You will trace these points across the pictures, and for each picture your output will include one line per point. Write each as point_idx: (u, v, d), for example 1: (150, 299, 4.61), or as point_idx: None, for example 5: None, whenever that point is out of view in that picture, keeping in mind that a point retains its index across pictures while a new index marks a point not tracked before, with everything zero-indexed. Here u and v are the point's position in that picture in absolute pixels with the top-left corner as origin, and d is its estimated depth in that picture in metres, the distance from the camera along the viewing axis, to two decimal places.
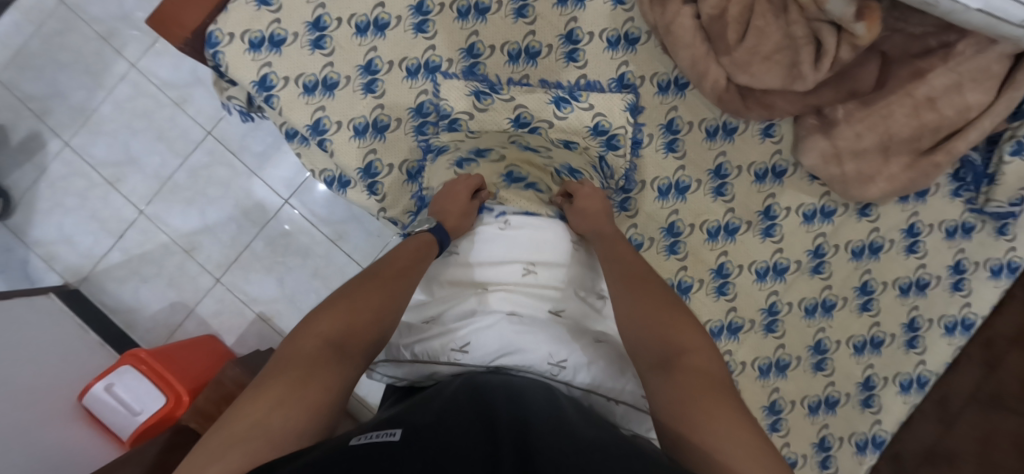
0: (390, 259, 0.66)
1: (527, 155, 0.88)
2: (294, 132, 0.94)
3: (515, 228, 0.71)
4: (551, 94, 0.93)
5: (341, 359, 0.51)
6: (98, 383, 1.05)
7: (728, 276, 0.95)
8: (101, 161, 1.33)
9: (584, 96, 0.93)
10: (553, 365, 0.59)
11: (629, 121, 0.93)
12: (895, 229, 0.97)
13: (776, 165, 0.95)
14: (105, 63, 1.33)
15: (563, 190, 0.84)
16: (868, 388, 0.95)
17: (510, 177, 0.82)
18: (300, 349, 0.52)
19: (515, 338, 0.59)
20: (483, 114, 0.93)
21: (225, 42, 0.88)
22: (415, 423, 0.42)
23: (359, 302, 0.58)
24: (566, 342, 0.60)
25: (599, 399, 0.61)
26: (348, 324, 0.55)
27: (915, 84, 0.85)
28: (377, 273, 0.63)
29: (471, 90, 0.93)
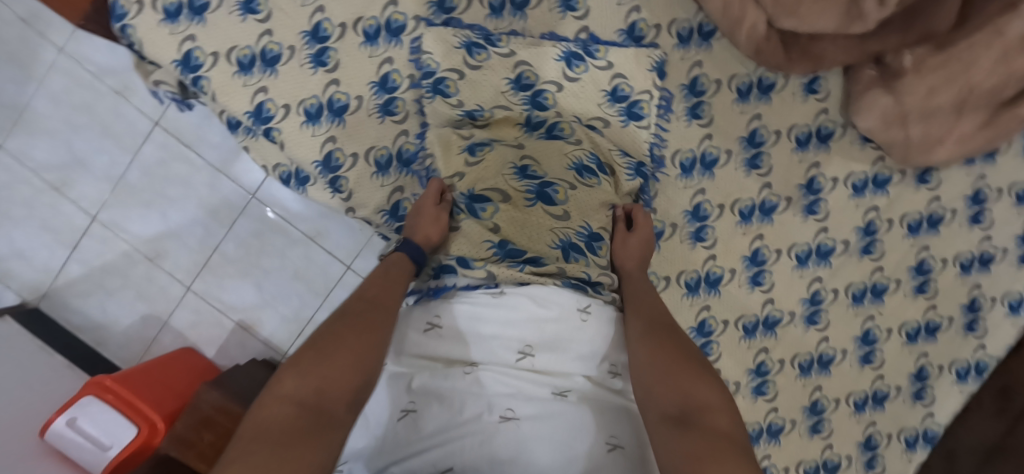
0: (369, 297, 0.60)
1: (533, 217, 0.73)
2: (237, 121, 0.76)
3: (510, 300, 0.59)
4: (561, 47, 0.73)
5: (323, 425, 0.44)
6: (59, 417, 0.92)
7: (764, 264, 0.81)
8: (42, 164, 1.15)
9: (601, 51, 0.73)
10: None
11: (656, 84, 0.75)
12: (959, 197, 0.82)
13: (821, 127, 0.79)
14: (31, 51, 1.12)
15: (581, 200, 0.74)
16: (920, 379, 0.84)
17: (524, 173, 0.75)
18: (268, 417, 0.44)
19: (505, 455, 0.48)
20: (477, 73, 0.73)
21: (134, 13, 0.69)
22: None
23: (333, 350, 0.51)
24: (570, 458, 0.49)
25: None
26: (326, 381, 0.48)
27: (1005, 18, 0.68)
28: (364, 311, 0.57)
29: (461, 42, 0.73)
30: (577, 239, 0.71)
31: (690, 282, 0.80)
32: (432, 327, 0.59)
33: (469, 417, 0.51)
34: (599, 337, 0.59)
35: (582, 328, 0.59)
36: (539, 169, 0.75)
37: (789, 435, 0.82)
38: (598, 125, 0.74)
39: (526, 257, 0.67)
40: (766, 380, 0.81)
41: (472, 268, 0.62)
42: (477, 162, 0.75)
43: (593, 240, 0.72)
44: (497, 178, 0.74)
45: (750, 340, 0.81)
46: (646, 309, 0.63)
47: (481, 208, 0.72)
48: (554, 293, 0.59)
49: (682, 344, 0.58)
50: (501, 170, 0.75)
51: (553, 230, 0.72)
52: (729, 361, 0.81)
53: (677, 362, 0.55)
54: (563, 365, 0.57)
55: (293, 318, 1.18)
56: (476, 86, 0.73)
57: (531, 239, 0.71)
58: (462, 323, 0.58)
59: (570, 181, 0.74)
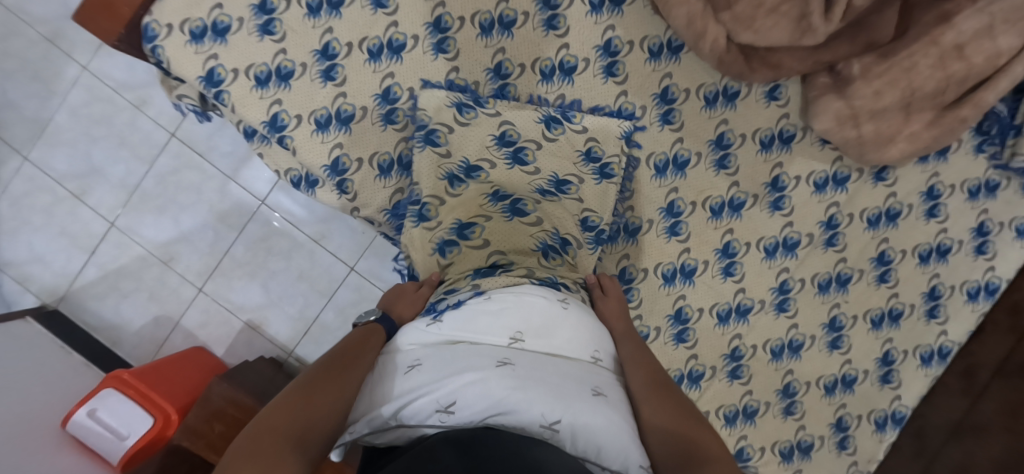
0: (347, 346, 0.62)
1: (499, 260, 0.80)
2: (253, 130, 0.86)
3: (500, 296, 0.63)
4: (542, 112, 0.81)
5: (296, 449, 0.46)
6: (81, 409, 0.99)
7: (735, 255, 0.88)
8: (63, 174, 1.24)
9: (578, 117, 0.82)
10: (545, 428, 0.48)
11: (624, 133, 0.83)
12: (915, 193, 0.89)
13: (784, 130, 0.87)
14: (55, 68, 1.21)
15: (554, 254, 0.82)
16: (887, 363, 0.90)
17: (497, 241, 0.81)
18: (249, 446, 0.44)
19: (502, 393, 0.49)
20: (465, 129, 0.79)
21: (164, 35, 0.78)
22: None
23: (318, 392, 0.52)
24: (562, 397, 0.50)
25: (598, 468, 0.50)
26: (304, 418, 0.49)
27: (940, 29, 0.76)
28: (344, 356, 0.59)
29: (451, 101, 0.79)
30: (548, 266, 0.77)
31: (667, 273, 0.87)
32: (433, 322, 0.61)
33: (466, 367, 0.52)
34: (580, 324, 0.63)
35: (564, 315, 0.63)
36: (512, 235, 0.81)
37: (764, 417, 0.88)
38: (573, 179, 0.81)
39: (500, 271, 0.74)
40: (740, 365, 0.88)
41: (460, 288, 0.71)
42: (454, 230, 0.81)
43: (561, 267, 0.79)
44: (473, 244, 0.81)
45: (724, 327, 0.88)
46: (640, 356, 0.68)
47: (470, 230, 0.81)
48: (535, 288, 0.65)
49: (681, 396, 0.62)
50: (477, 240, 0.81)
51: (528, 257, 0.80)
52: (704, 346, 0.87)
53: (681, 410, 0.59)
54: (553, 347, 0.59)
55: (299, 319, 1.25)
56: (461, 141, 0.80)
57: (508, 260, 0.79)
58: (458, 318, 0.60)
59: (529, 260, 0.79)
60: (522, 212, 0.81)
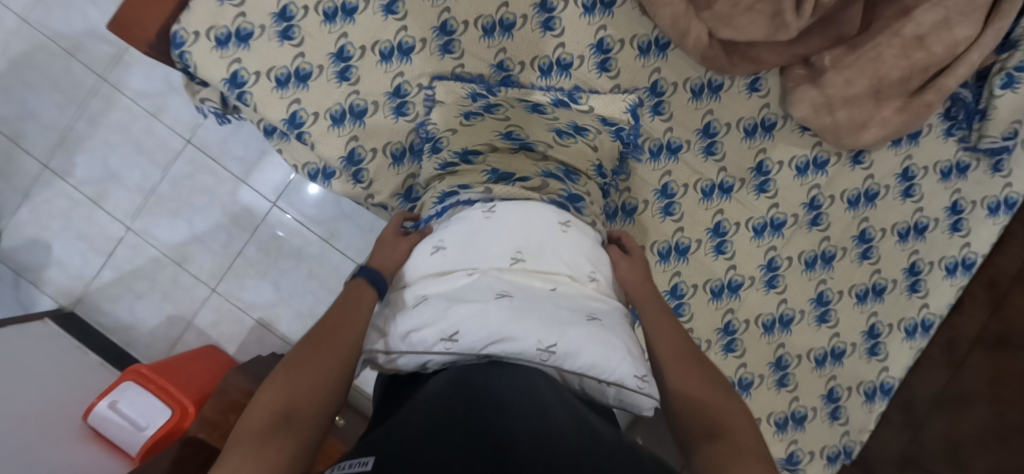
0: (323, 329, 0.56)
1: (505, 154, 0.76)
2: (273, 128, 0.92)
3: (504, 214, 0.62)
4: (551, 96, 0.89)
5: (293, 428, 0.45)
6: (102, 400, 1.03)
7: (725, 235, 0.93)
8: (82, 179, 1.30)
9: (584, 99, 0.90)
10: (542, 351, 0.50)
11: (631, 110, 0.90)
12: (890, 175, 0.95)
13: (765, 119, 0.93)
14: (76, 80, 1.29)
15: (565, 152, 0.78)
16: (873, 336, 0.94)
17: (508, 136, 0.77)
18: (247, 427, 0.45)
19: (500, 322, 0.51)
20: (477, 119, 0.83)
21: (191, 42, 0.86)
22: (391, 450, 0.36)
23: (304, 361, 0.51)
24: (556, 324, 0.52)
25: (591, 381, 0.54)
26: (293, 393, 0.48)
27: (901, 22, 0.83)
28: (315, 342, 0.54)
29: (468, 92, 0.88)
30: (557, 172, 0.74)
31: (662, 251, 0.93)
32: (437, 249, 0.62)
33: (467, 300, 0.54)
34: (580, 244, 0.63)
35: (563, 236, 0.61)
36: (521, 133, 0.78)
37: (758, 389, 0.93)
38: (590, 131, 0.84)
39: (517, 176, 0.70)
40: (734, 339, 0.93)
41: (471, 188, 0.68)
42: (468, 124, 0.82)
43: (571, 174, 0.75)
44: (484, 135, 0.78)
45: (717, 301, 0.93)
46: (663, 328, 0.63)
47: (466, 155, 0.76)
48: (538, 205, 0.63)
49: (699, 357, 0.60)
50: (487, 131, 0.79)
51: (536, 165, 0.73)
52: (699, 320, 0.93)
53: (688, 374, 0.57)
54: (552, 267, 0.59)
55: (309, 316, 1.29)
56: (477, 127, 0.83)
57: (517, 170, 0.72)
58: (461, 235, 0.61)
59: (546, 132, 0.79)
60: (533, 120, 0.82)
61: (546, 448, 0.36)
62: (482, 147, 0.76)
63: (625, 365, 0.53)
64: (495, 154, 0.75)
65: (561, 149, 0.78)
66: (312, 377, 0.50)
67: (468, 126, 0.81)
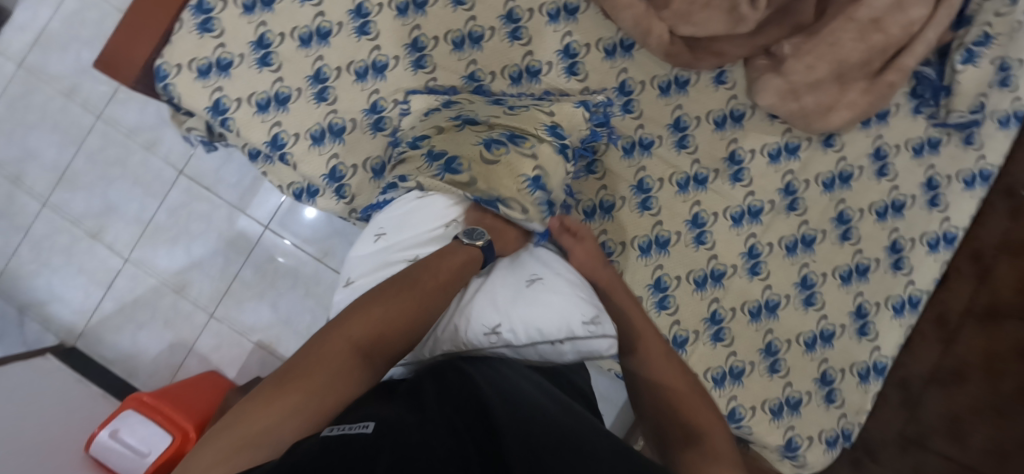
0: (420, 269, 0.60)
1: (461, 134, 0.80)
2: (257, 152, 0.95)
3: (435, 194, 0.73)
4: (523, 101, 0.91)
5: (364, 366, 0.49)
6: (103, 430, 1.06)
7: (704, 225, 0.95)
8: (79, 215, 1.34)
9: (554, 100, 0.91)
10: (489, 333, 0.62)
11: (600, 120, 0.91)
12: (863, 155, 0.96)
13: (734, 109, 0.96)
14: (71, 119, 1.34)
15: (509, 121, 0.82)
16: (861, 316, 0.94)
17: (460, 118, 0.84)
18: (327, 346, 0.49)
19: (447, 321, 0.64)
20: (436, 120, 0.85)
21: (174, 74, 0.91)
22: (390, 418, 0.43)
23: (396, 303, 0.55)
24: (495, 308, 0.63)
25: (546, 348, 0.63)
26: (380, 332, 0.52)
27: (854, 7, 0.86)
28: (411, 282, 0.58)
29: (440, 102, 0.90)
30: (498, 138, 0.79)
31: (643, 245, 0.94)
32: (379, 236, 0.72)
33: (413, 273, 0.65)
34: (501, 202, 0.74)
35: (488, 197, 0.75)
36: (472, 113, 0.84)
37: (750, 376, 0.93)
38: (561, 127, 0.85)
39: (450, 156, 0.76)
40: (722, 327, 0.93)
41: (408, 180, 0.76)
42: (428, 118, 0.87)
43: (514, 138, 0.79)
44: (435, 122, 0.84)
45: (702, 291, 0.94)
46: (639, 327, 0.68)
47: (423, 138, 0.82)
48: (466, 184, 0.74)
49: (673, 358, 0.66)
50: (441, 119, 0.85)
51: (476, 138, 0.79)
52: (686, 311, 0.93)
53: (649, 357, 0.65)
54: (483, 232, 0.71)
55: (307, 335, 1.31)
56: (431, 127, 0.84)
57: (458, 144, 0.78)
58: (400, 219, 0.72)
59: (497, 111, 0.84)
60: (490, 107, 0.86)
61: (532, 432, 0.45)
62: (432, 131, 0.83)
63: (573, 318, 0.62)
64: (441, 135, 0.81)
65: (509, 118, 0.83)
66: (393, 321, 0.53)
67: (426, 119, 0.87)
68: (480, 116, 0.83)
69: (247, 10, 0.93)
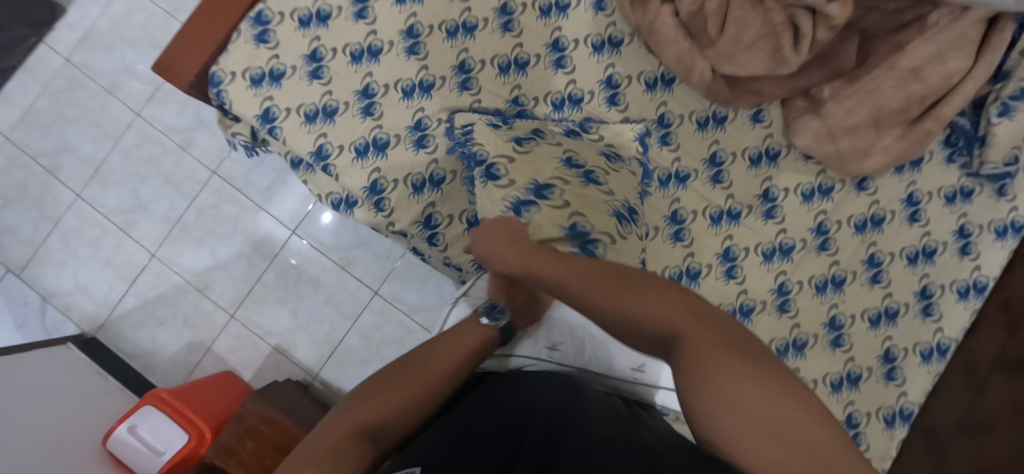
0: (415, 352, 0.66)
1: (590, 195, 0.77)
2: (300, 160, 0.99)
3: None
4: (564, 127, 0.94)
5: (369, 441, 0.55)
6: (121, 425, 1.06)
7: (735, 259, 0.96)
8: (112, 209, 1.36)
9: (594, 128, 0.94)
10: (635, 371, 0.77)
11: (640, 151, 0.93)
12: (895, 200, 0.97)
13: (770, 147, 0.97)
14: (112, 115, 1.37)
15: (619, 181, 0.83)
16: (889, 361, 0.94)
17: (569, 162, 0.81)
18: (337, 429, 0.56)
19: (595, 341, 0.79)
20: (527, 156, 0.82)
21: (228, 81, 0.95)
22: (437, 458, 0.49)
23: (399, 380, 0.61)
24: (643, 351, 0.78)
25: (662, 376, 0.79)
26: (382, 408, 0.58)
27: (895, 56, 0.87)
28: (400, 363, 0.64)
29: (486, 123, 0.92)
30: (623, 211, 0.79)
31: (674, 276, 0.95)
32: None
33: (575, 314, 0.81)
34: None
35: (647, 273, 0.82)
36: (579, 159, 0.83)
37: None
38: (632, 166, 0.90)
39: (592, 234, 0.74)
40: None
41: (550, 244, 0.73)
42: (524, 150, 0.83)
43: (633, 214, 0.81)
44: (548, 167, 0.80)
45: None
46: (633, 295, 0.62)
47: (549, 190, 0.77)
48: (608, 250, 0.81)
49: (712, 310, 0.59)
50: (549, 159, 0.82)
51: (605, 203, 0.78)
52: None
53: (658, 334, 0.59)
54: None
55: (325, 342, 1.31)
56: (526, 165, 0.81)
57: (596, 212, 0.76)
58: None
59: (604, 166, 0.83)
60: (578, 143, 0.88)
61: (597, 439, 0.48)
62: (555, 180, 0.78)
63: None
64: (569, 187, 0.77)
65: (615, 173, 0.83)
66: (380, 411, 0.58)
67: (524, 153, 0.82)
68: (588, 163, 0.83)
69: (303, 25, 0.96)
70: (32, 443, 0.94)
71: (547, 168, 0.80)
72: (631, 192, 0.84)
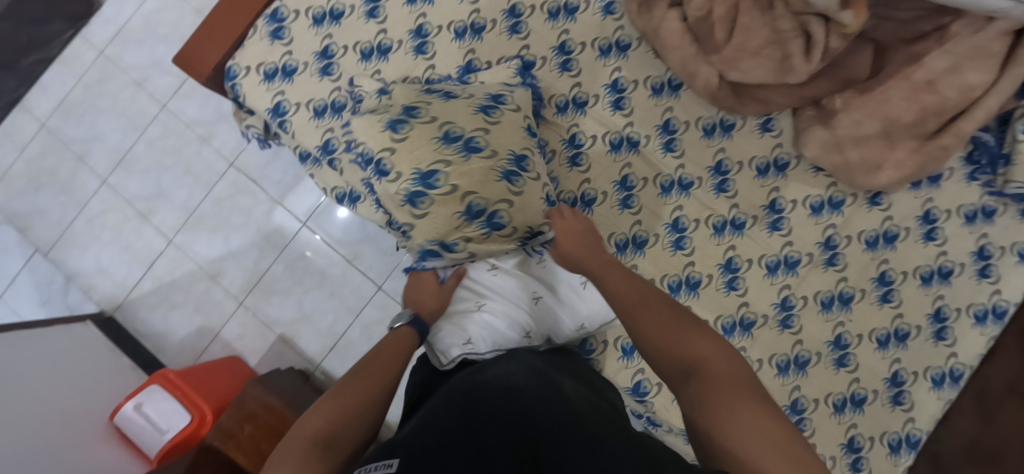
0: (367, 362, 0.65)
1: (477, 168, 0.76)
2: (307, 154, 1.00)
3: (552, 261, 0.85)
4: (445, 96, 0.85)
5: (330, 447, 0.52)
6: (129, 402, 1.11)
7: (737, 271, 0.93)
8: (134, 196, 1.42)
9: (585, 138, 0.97)
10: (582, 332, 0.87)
11: (631, 152, 0.96)
12: (910, 217, 0.93)
13: (778, 158, 0.95)
14: (139, 106, 1.44)
15: (504, 134, 0.80)
16: (896, 384, 0.90)
17: (448, 136, 0.77)
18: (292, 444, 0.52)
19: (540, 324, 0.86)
20: (403, 145, 0.77)
21: (242, 75, 0.99)
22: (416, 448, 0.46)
23: (351, 388, 0.60)
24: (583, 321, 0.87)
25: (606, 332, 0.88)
26: (341, 414, 0.56)
27: (911, 67, 0.83)
28: (356, 373, 0.63)
29: (379, 122, 0.81)
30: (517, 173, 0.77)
31: (673, 284, 0.94)
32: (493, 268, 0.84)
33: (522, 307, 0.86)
34: None
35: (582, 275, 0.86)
36: (457, 127, 0.78)
37: None
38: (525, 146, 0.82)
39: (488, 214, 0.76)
40: None
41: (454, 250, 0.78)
42: (402, 137, 0.78)
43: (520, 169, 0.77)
44: (427, 150, 0.76)
45: (729, 339, 0.93)
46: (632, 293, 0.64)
47: (434, 178, 0.74)
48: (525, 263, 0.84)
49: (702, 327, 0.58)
50: (429, 137, 0.77)
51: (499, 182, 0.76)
52: None
53: (681, 358, 0.54)
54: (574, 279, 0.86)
55: (328, 334, 1.34)
56: (410, 155, 0.77)
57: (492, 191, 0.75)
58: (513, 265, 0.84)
59: (484, 124, 0.80)
60: (453, 104, 0.81)
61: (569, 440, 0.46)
62: (438, 162, 0.75)
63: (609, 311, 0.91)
64: (455, 172, 0.75)
65: (498, 127, 0.80)
66: (340, 413, 0.56)
67: (401, 140, 0.77)
68: (464, 127, 0.78)
69: (316, 22, 0.99)
70: (35, 416, 0.98)
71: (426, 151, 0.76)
72: (517, 139, 0.81)
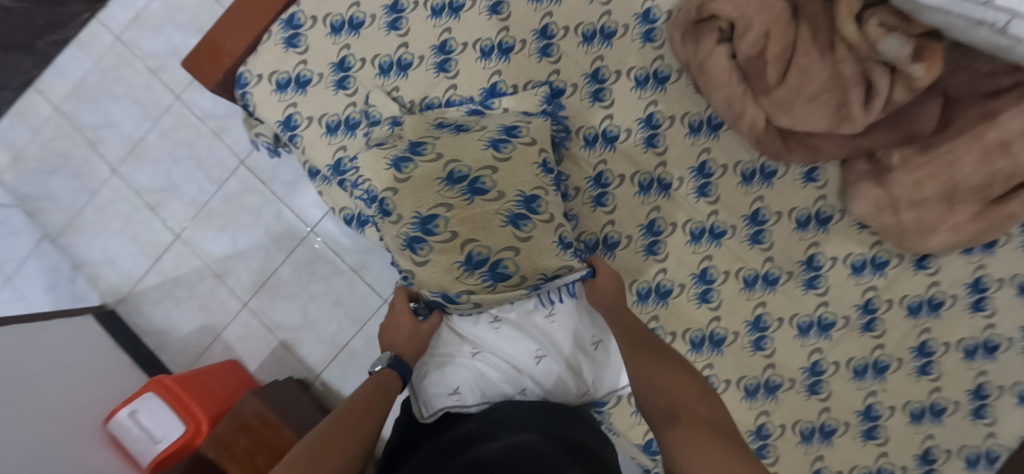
0: (348, 409, 0.64)
1: (477, 211, 0.75)
2: (317, 171, 0.94)
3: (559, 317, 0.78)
4: (486, 137, 0.81)
5: None
6: (123, 408, 1.08)
7: (766, 330, 0.88)
8: (144, 187, 1.38)
9: (612, 176, 0.91)
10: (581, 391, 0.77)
11: (661, 195, 0.90)
12: (958, 283, 0.85)
13: (821, 211, 0.88)
14: (153, 95, 1.38)
15: (513, 176, 0.78)
16: (927, 462, 0.84)
17: (451, 178, 0.77)
18: None
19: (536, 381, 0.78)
20: (407, 185, 0.78)
21: (254, 83, 0.93)
22: None
23: (331, 437, 0.57)
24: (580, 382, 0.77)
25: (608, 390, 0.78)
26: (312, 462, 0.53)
27: (984, 126, 0.73)
28: (337, 420, 0.61)
29: (389, 160, 0.80)
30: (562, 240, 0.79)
31: (695, 339, 0.89)
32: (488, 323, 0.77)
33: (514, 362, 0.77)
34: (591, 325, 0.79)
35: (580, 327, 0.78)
36: (462, 168, 0.77)
37: None
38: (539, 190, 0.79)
39: (497, 269, 0.75)
40: (766, 443, 0.87)
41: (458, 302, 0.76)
42: (404, 177, 0.78)
43: (520, 216, 0.76)
44: (429, 194, 0.76)
45: (751, 400, 0.88)
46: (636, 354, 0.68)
47: (435, 224, 0.75)
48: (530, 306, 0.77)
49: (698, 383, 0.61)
50: (429, 181, 0.77)
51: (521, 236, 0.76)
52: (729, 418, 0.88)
53: (670, 404, 0.58)
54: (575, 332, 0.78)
55: (330, 344, 1.30)
56: (411, 195, 0.77)
57: (531, 257, 0.76)
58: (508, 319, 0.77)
59: (490, 163, 0.78)
60: (461, 140, 0.80)
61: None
62: (439, 208, 0.75)
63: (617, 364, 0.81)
64: (479, 236, 0.74)
65: (505, 166, 0.78)
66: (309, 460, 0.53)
67: (404, 181, 0.78)
68: (468, 167, 0.77)
69: (334, 31, 0.93)
70: (31, 418, 0.95)
71: (428, 194, 0.76)
72: (527, 177, 0.78)
